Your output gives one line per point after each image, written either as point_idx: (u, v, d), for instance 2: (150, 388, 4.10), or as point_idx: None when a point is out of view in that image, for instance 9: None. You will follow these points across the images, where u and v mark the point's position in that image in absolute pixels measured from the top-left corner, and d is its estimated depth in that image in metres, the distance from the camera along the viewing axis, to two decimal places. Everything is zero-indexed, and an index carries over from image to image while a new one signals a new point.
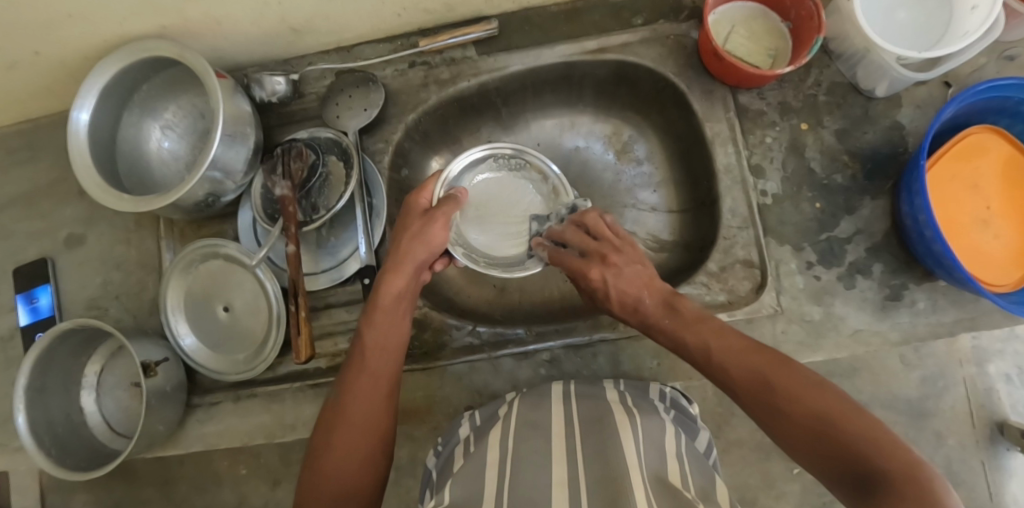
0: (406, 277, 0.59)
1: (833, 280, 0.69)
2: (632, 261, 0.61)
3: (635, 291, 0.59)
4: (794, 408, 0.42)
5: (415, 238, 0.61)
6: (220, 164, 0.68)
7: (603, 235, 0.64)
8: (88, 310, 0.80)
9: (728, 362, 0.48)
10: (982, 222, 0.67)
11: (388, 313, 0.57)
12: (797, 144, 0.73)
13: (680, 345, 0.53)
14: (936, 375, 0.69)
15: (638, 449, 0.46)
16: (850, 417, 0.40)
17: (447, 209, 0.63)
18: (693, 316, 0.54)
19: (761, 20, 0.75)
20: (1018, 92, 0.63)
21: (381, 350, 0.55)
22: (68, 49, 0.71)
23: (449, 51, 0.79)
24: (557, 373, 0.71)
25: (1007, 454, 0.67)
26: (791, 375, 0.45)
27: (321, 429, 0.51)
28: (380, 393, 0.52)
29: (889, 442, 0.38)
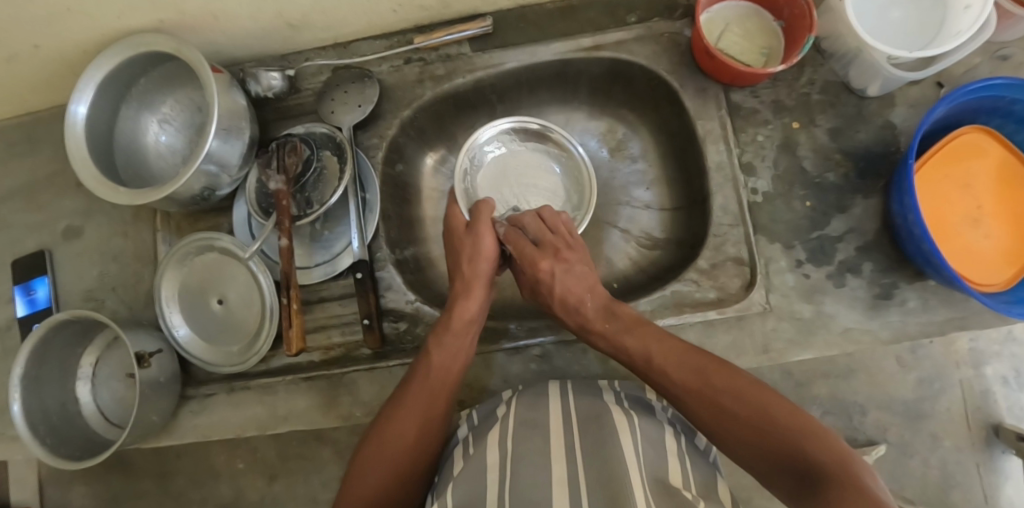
0: (478, 301, 0.62)
1: (822, 279, 0.70)
2: (580, 263, 0.64)
3: (579, 291, 0.62)
4: (731, 404, 0.47)
5: (475, 258, 0.64)
6: (215, 158, 0.69)
7: (557, 231, 0.68)
8: (84, 302, 0.80)
9: (670, 363, 0.52)
10: (973, 222, 0.67)
11: (453, 335, 0.59)
12: (789, 143, 0.73)
13: (622, 348, 0.57)
14: (932, 377, 0.69)
15: (636, 448, 0.47)
16: (781, 412, 0.45)
17: (482, 215, 0.66)
18: (633, 321, 0.59)
19: (754, 19, 0.75)
20: (1010, 93, 0.63)
21: (447, 372, 0.57)
22: (68, 43, 0.72)
23: (444, 48, 0.79)
24: (547, 368, 0.71)
25: (1002, 457, 0.67)
26: (728, 377, 0.49)
27: (370, 441, 0.53)
28: (437, 410, 0.55)
29: (819, 434, 0.43)
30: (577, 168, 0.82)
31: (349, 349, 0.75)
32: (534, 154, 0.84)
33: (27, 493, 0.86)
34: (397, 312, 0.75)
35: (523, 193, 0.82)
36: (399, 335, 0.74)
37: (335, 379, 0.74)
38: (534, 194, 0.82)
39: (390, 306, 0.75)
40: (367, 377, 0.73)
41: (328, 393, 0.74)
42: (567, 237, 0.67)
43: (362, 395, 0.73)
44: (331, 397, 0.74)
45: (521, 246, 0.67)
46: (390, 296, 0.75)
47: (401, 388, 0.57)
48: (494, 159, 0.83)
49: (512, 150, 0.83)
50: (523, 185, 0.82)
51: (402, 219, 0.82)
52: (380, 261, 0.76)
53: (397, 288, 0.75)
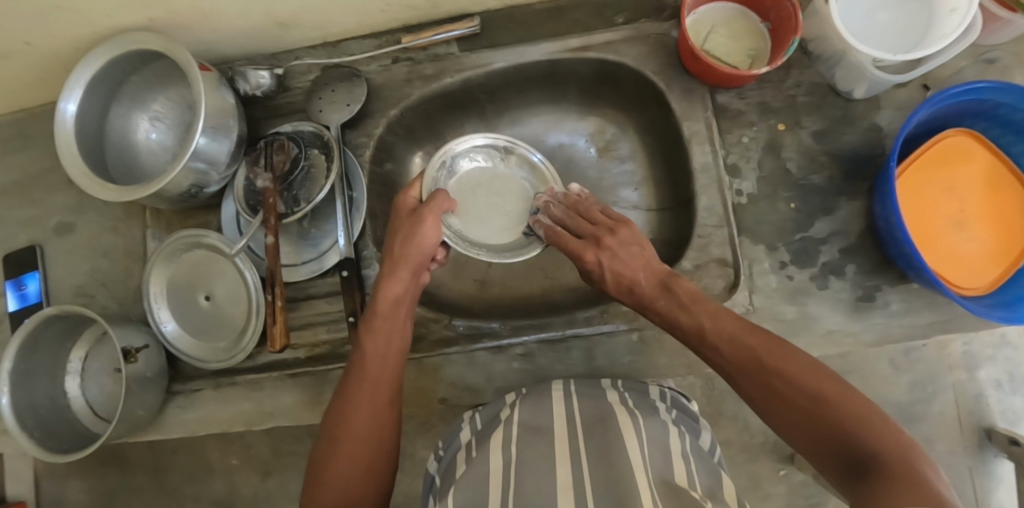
0: (404, 283, 0.60)
1: (806, 281, 0.70)
2: (627, 243, 0.61)
3: (631, 272, 0.60)
4: (785, 388, 0.44)
5: (408, 240, 0.62)
6: (203, 155, 0.70)
7: (597, 217, 0.66)
8: (75, 297, 0.81)
9: (726, 343, 0.50)
10: (956, 225, 0.67)
11: (385, 319, 0.58)
12: (774, 144, 0.73)
13: (677, 326, 0.55)
14: (925, 380, 0.69)
15: (642, 449, 0.46)
16: (843, 396, 0.42)
17: (438, 202, 0.64)
18: (690, 298, 0.55)
19: (742, 20, 0.75)
20: (994, 96, 0.63)
21: (383, 358, 0.56)
22: (60, 40, 0.72)
23: (433, 47, 0.79)
24: (530, 367, 0.71)
25: (994, 460, 0.68)
26: (786, 357, 0.46)
27: (323, 441, 0.51)
28: (380, 397, 0.53)
29: (882, 422, 0.39)
30: (541, 178, 0.80)
31: (335, 347, 0.75)
32: (497, 169, 0.81)
33: (23, 485, 0.90)
34: None
35: (490, 210, 0.79)
36: None
37: (321, 376, 0.74)
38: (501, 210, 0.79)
39: None
40: None
41: (314, 390, 0.74)
42: (611, 221, 0.64)
43: None
44: (317, 393, 0.74)
45: (565, 237, 0.66)
46: None
47: (344, 384, 0.55)
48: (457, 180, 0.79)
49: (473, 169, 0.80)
50: (489, 202, 0.79)
51: (390, 218, 0.82)
52: (367, 259, 0.77)
53: None
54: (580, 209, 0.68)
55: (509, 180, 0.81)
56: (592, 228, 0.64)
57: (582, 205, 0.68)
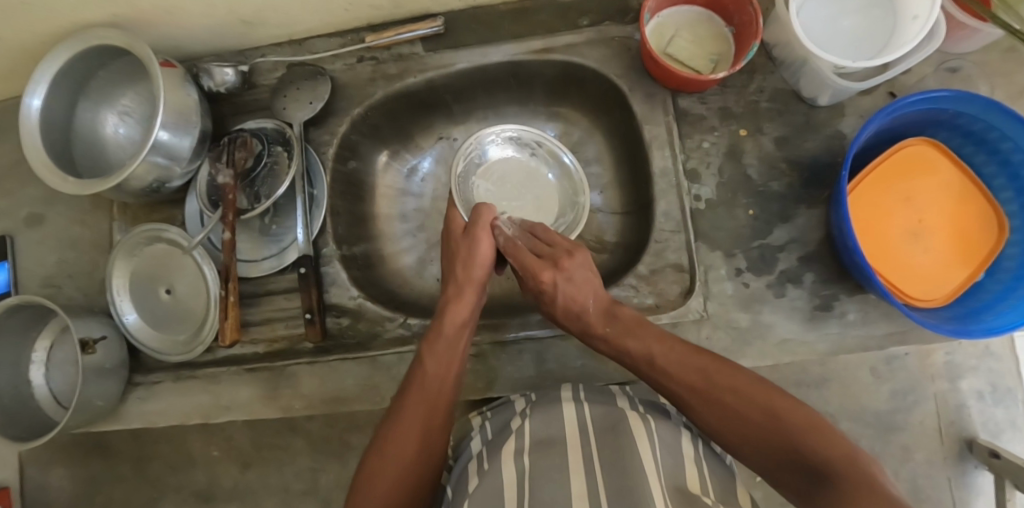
0: (469, 306, 0.62)
1: (762, 288, 0.69)
2: (582, 268, 0.63)
3: (583, 295, 0.61)
4: (738, 404, 0.47)
5: (469, 262, 0.64)
6: (164, 149, 0.70)
7: (556, 242, 0.67)
8: (42, 287, 0.82)
9: (672, 366, 0.52)
10: (912, 236, 0.66)
11: (447, 341, 0.59)
12: (734, 150, 0.73)
13: (623, 350, 0.56)
14: (906, 390, 0.76)
15: (656, 452, 0.47)
16: (787, 408, 0.46)
17: (483, 217, 0.66)
18: (632, 321, 0.58)
19: (705, 24, 0.74)
20: (953, 105, 0.62)
21: (442, 378, 0.56)
22: (26, 35, 0.73)
23: (398, 47, 0.80)
24: (482, 368, 0.72)
25: (974, 471, 0.75)
26: (732, 375, 0.50)
27: (372, 460, 0.51)
28: (436, 417, 0.54)
29: (828, 430, 0.44)
30: (571, 180, 0.80)
31: (293, 342, 0.75)
32: (529, 162, 0.82)
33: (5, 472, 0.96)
34: (341, 308, 0.76)
35: (514, 199, 0.80)
36: (341, 331, 0.75)
37: (277, 371, 0.75)
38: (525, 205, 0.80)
39: (334, 301, 0.75)
40: (307, 371, 0.74)
41: (270, 384, 0.74)
42: (567, 244, 0.66)
43: (302, 388, 0.74)
44: (274, 389, 0.74)
45: (524, 256, 0.65)
46: (334, 291, 0.76)
47: (397, 399, 0.56)
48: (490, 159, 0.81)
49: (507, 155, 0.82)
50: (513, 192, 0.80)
51: (354, 215, 0.82)
52: (326, 256, 0.77)
53: (341, 284, 0.76)
54: (534, 231, 0.70)
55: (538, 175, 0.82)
56: (549, 251, 0.65)
57: (537, 229, 0.70)
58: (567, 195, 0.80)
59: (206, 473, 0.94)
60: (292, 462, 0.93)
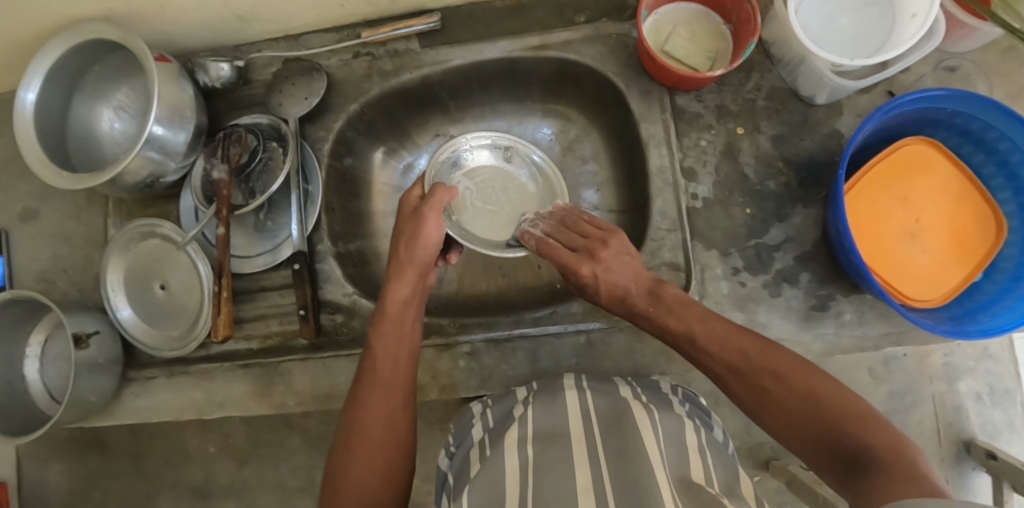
0: (411, 285, 0.60)
1: (758, 288, 0.69)
2: (620, 253, 0.61)
3: (623, 283, 0.60)
4: (781, 391, 0.46)
5: (414, 241, 0.61)
6: (157, 144, 0.70)
7: (590, 228, 0.65)
8: (37, 283, 0.82)
9: (715, 348, 0.52)
10: (909, 236, 0.66)
11: (393, 324, 0.58)
12: (731, 149, 0.72)
13: (666, 331, 0.56)
14: (905, 391, 0.71)
15: (659, 447, 0.46)
16: (831, 394, 0.44)
17: (436, 197, 0.62)
18: (677, 303, 0.57)
19: (703, 22, 0.74)
20: (951, 104, 0.62)
21: (395, 362, 0.56)
22: (20, 28, 0.72)
23: (394, 43, 0.79)
24: (476, 366, 0.72)
25: (972, 474, 0.71)
26: (777, 359, 0.48)
27: (337, 449, 0.51)
28: (394, 401, 0.53)
29: (868, 418, 0.42)
30: (546, 177, 0.79)
31: (287, 339, 0.75)
32: (502, 169, 0.80)
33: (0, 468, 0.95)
34: (335, 304, 0.75)
35: (490, 205, 0.77)
36: (335, 328, 0.74)
37: (271, 368, 0.75)
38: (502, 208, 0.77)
39: (328, 298, 0.75)
40: (301, 368, 0.73)
41: (263, 381, 0.74)
42: (601, 231, 0.64)
43: (295, 385, 0.74)
44: (268, 386, 0.74)
45: (558, 252, 0.64)
46: (328, 288, 0.75)
47: (356, 388, 0.55)
48: (463, 170, 0.78)
49: (479, 165, 0.80)
50: (489, 197, 0.77)
51: (349, 212, 0.82)
52: (320, 253, 0.76)
53: (335, 281, 0.75)
54: (570, 220, 0.68)
55: (512, 179, 0.80)
56: (583, 241, 0.64)
57: (572, 216, 0.68)
58: (543, 189, 0.79)
59: (203, 469, 0.94)
60: (288, 459, 0.93)
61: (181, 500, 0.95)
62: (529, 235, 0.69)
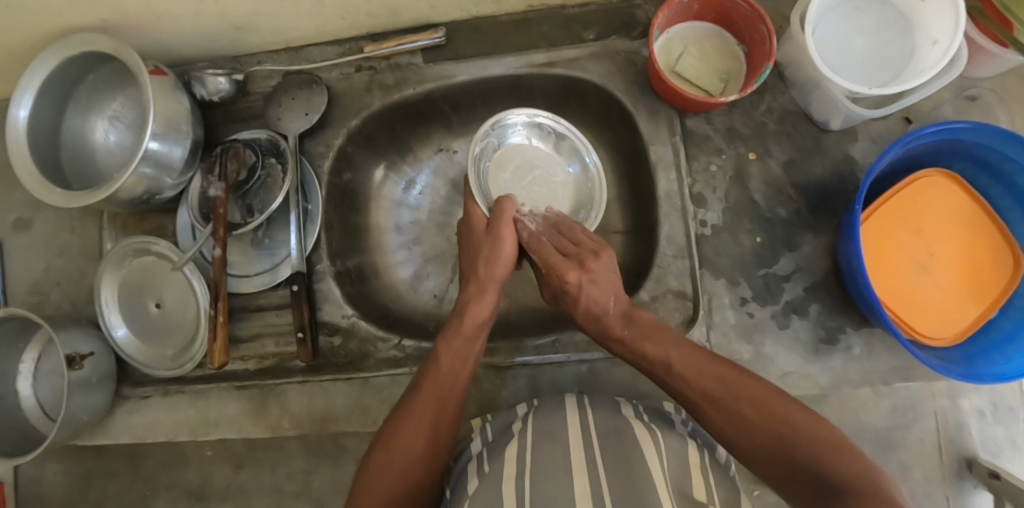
0: (489, 305, 0.60)
1: (766, 318, 0.67)
2: (607, 269, 0.60)
3: (603, 299, 0.59)
4: (758, 417, 0.46)
5: (491, 260, 0.61)
6: (152, 159, 0.67)
7: (578, 240, 0.64)
8: (30, 295, 0.81)
9: (689, 371, 0.51)
10: (923, 269, 0.64)
11: (463, 340, 0.57)
12: (741, 174, 0.70)
13: (641, 355, 0.55)
14: (906, 406, 0.67)
15: (661, 462, 0.48)
16: (804, 423, 0.45)
17: (504, 211, 0.63)
18: (650, 326, 0.56)
19: (715, 40, 0.72)
20: (971, 137, 0.60)
21: (454, 378, 0.55)
22: (12, 38, 0.70)
23: (396, 57, 0.77)
24: (476, 393, 0.71)
25: (972, 491, 0.66)
26: (750, 385, 0.49)
27: (376, 449, 0.51)
28: (445, 417, 0.52)
29: (841, 447, 0.43)
30: (588, 181, 0.74)
31: (284, 360, 0.74)
32: (554, 154, 0.75)
33: None
34: (333, 326, 0.74)
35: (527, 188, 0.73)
36: (333, 350, 0.73)
37: (266, 389, 0.73)
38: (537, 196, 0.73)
39: (325, 319, 0.74)
40: (298, 391, 0.72)
41: (258, 402, 0.73)
42: (592, 242, 0.62)
43: (291, 407, 0.72)
44: (264, 407, 0.73)
45: (549, 253, 0.61)
46: (326, 309, 0.74)
47: (408, 394, 0.54)
48: (520, 145, 0.75)
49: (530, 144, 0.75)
50: (528, 181, 0.74)
51: (347, 228, 0.80)
52: (319, 272, 0.75)
53: (334, 301, 0.74)
54: (560, 227, 0.66)
55: (558, 168, 0.75)
56: (575, 249, 0.62)
57: (561, 223, 0.66)
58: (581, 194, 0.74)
59: None
60: (286, 463, 0.80)
61: (177, 503, 0.82)
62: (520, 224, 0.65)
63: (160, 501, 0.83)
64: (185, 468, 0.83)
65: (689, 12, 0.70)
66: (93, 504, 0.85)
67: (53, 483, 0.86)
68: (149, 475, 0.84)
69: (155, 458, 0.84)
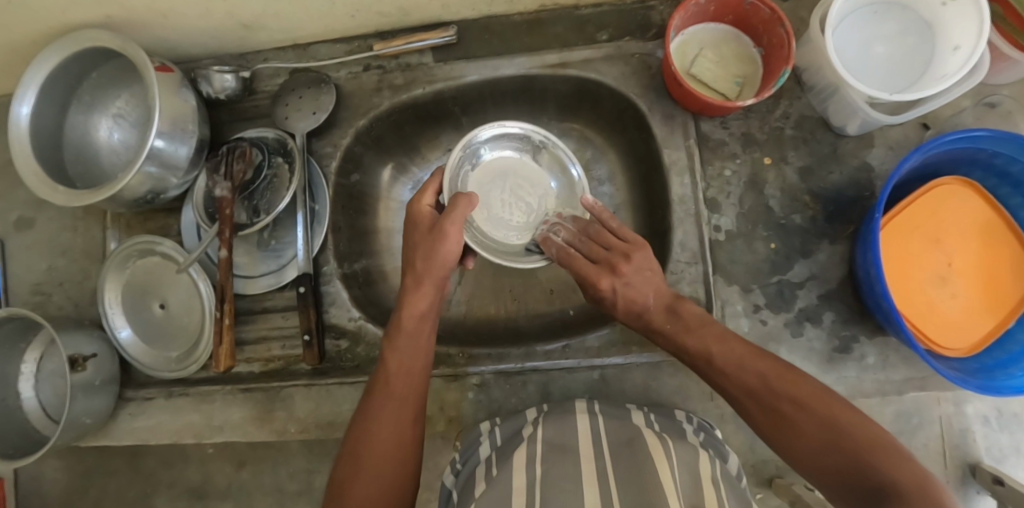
0: (430, 296, 0.56)
1: (779, 326, 0.66)
2: (642, 269, 0.58)
3: (642, 297, 0.57)
4: (798, 416, 0.46)
5: (431, 257, 0.56)
6: (158, 158, 0.65)
7: (612, 239, 0.61)
8: (31, 295, 0.80)
9: (730, 369, 0.50)
10: (940, 280, 0.63)
11: (409, 337, 0.55)
12: (756, 180, 0.69)
13: (682, 349, 0.55)
14: (910, 411, 0.66)
15: (673, 471, 0.45)
16: (852, 425, 0.44)
17: (456, 211, 0.56)
18: (694, 321, 0.55)
19: (731, 43, 0.71)
20: (992, 145, 0.59)
21: (408, 375, 0.54)
22: (13, 34, 0.69)
23: (406, 56, 0.76)
24: (485, 399, 0.70)
25: (976, 497, 0.64)
26: (796, 382, 0.48)
27: (343, 459, 0.50)
28: (406, 416, 0.52)
29: (891, 452, 0.41)
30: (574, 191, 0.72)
31: (289, 363, 0.73)
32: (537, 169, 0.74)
33: None
34: (340, 329, 0.73)
35: (511, 201, 0.72)
36: (339, 354, 0.72)
37: (271, 393, 0.72)
38: (524, 209, 0.72)
39: (332, 322, 0.73)
40: (304, 394, 0.71)
41: (263, 406, 0.72)
42: (626, 244, 0.60)
43: (297, 411, 0.71)
44: (268, 410, 0.72)
45: (576, 260, 0.61)
46: (334, 312, 0.73)
47: (366, 399, 0.53)
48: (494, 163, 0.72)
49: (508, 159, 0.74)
50: (511, 194, 0.72)
51: (354, 230, 0.78)
52: (326, 275, 0.73)
53: (341, 304, 0.73)
54: (590, 230, 0.64)
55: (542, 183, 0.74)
56: (606, 254, 0.60)
57: (591, 227, 0.64)
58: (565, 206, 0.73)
59: None
60: (286, 462, 0.79)
61: (178, 502, 0.81)
62: (548, 242, 0.66)
63: (158, 500, 0.82)
64: (186, 465, 0.82)
65: (706, 14, 0.69)
66: (93, 502, 0.84)
67: (53, 481, 0.85)
68: (149, 474, 0.83)
69: (156, 457, 0.83)
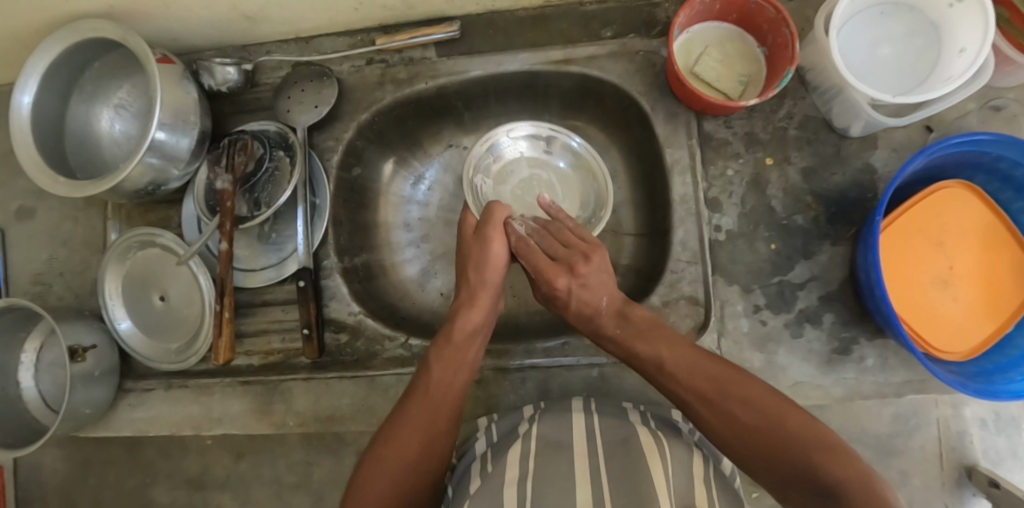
0: (482, 312, 0.58)
1: (779, 327, 0.66)
2: (598, 270, 0.59)
3: (597, 299, 0.58)
4: (751, 419, 0.46)
5: (482, 263, 0.60)
6: (158, 149, 0.65)
7: (569, 240, 0.62)
8: (32, 285, 0.80)
9: (682, 371, 0.50)
10: (941, 283, 0.63)
11: (456, 347, 0.56)
12: (758, 180, 0.69)
13: (633, 354, 0.54)
14: (908, 413, 0.66)
15: (667, 471, 0.45)
16: (800, 427, 0.45)
17: (497, 216, 0.62)
18: (646, 325, 0.55)
19: (736, 42, 0.70)
20: (996, 149, 0.59)
21: (449, 386, 0.54)
22: (14, 22, 0.68)
23: (409, 50, 0.76)
24: (482, 395, 0.70)
25: (972, 499, 0.65)
26: (744, 385, 0.48)
27: (367, 458, 0.50)
28: (439, 428, 0.51)
29: (842, 452, 0.43)
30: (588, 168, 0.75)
31: (289, 357, 0.73)
32: (549, 159, 0.77)
33: None
34: (339, 323, 0.73)
35: (532, 199, 0.75)
36: (339, 348, 0.72)
37: (271, 386, 0.72)
38: (536, 206, 0.75)
39: (332, 316, 0.73)
40: (302, 387, 0.71)
41: (261, 400, 0.72)
42: (583, 244, 0.61)
43: (295, 405, 0.71)
44: (267, 402, 0.72)
45: (537, 258, 0.61)
46: (334, 306, 0.73)
47: (402, 403, 0.54)
48: (533, 158, 0.77)
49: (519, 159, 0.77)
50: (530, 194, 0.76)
51: (355, 224, 0.78)
52: (326, 269, 0.73)
53: (341, 298, 0.73)
54: (550, 228, 0.64)
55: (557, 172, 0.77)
56: (565, 253, 0.61)
57: (550, 225, 0.65)
58: (586, 186, 0.76)
59: None
60: (285, 454, 0.79)
61: (177, 493, 0.82)
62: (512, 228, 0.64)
63: (158, 490, 0.83)
64: (185, 456, 0.82)
65: (710, 13, 0.68)
66: (92, 491, 0.85)
67: (52, 470, 0.85)
68: (148, 464, 0.83)
69: (155, 447, 0.83)
